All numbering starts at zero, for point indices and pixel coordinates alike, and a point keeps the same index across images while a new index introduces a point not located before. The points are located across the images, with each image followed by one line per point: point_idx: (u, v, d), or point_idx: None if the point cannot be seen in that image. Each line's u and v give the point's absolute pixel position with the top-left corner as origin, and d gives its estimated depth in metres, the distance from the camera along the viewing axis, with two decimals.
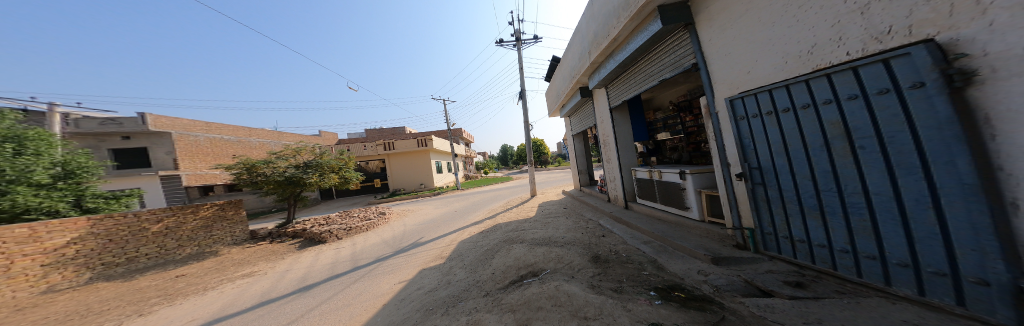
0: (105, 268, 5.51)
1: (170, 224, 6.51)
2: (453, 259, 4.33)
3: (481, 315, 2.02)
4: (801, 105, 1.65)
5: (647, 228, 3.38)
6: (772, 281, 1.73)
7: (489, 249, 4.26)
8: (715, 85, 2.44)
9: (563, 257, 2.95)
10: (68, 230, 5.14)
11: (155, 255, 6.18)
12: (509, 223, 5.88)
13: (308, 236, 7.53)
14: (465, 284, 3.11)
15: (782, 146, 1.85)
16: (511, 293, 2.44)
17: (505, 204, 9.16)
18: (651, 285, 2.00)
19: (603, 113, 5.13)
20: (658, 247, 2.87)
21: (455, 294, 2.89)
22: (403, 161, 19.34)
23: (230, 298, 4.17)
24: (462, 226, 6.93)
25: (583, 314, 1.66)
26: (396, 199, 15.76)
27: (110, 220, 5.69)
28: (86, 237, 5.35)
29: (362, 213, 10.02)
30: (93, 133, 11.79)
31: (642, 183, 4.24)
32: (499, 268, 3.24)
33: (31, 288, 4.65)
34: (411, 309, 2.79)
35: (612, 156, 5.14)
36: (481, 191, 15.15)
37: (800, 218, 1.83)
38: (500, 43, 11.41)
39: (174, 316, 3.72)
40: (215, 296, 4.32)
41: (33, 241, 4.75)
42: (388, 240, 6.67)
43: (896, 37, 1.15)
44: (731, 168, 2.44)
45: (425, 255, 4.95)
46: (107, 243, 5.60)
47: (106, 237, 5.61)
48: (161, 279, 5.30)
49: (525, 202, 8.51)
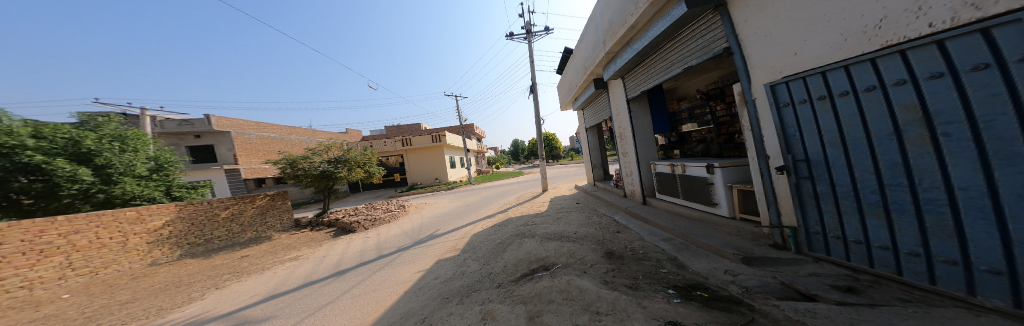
0: (191, 247, 6.28)
1: (235, 211, 7.13)
2: (466, 251, 4.41)
3: (493, 305, 2.05)
4: (864, 88, 1.48)
5: (668, 224, 3.28)
6: (818, 284, 1.62)
7: (501, 242, 4.30)
8: (752, 70, 2.28)
9: (575, 251, 2.96)
10: (163, 214, 5.98)
11: (225, 238, 6.85)
12: (521, 217, 5.90)
13: (339, 225, 7.96)
14: (478, 276, 3.15)
15: (838, 134, 1.70)
16: (521, 285, 2.50)
17: (518, 198, 9.21)
18: (670, 283, 1.94)
19: (619, 105, 4.94)
20: (676, 245, 2.78)
21: (469, 284, 2.95)
22: (420, 156, 19.83)
23: (281, 278, 4.49)
24: (475, 220, 7.03)
25: (595, 309, 1.65)
26: (413, 193, 16.26)
27: (191, 206, 6.43)
28: (173, 221, 6.10)
29: (384, 205, 10.44)
30: (171, 133, 13.06)
31: (663, 178, 4.10)
32: (510, 261, 3.27)
33: (141, 260, 5.53)
34: (429, 297, 2.88)
35: (628, 149, 4.97)
36: (493, 186, 15.33)
37: (857, 217, 1.69)
38: (510, 36, 11.24)
39: (241, 291, 4.06)
40: (269, 276, 4.64)
41: (140, 222, 5.62)
42: (407, 232, 6.89)
43: (998, 2, 0.98)
44: (770, 161, 2.31)
45: (441, 247, 5.10)
46: (191, 226, 6.35)
47: (189, 220, 6.36)
48: (230, 258, 5.82)
49: (536, 197, 8.50)
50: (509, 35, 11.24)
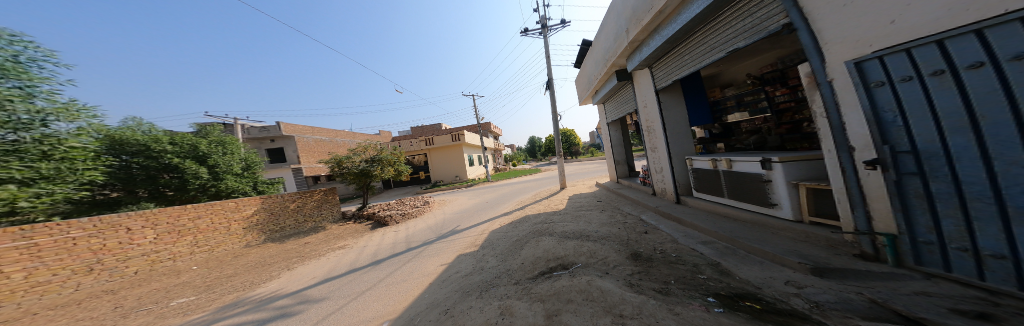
0: (272, 233, 7.57)
1: (300, 203, 8.31)
2: (488, 246, 4.48)
3: (512, 302, 2.05)
4: (1011, 57, 1.02)
5: (710, 226, 3.04)
6: (930, 306, 1.20)
7: (519, 240, 4.28)
8: (824, 45, 1.83)
9: (599, 251, 2.83)
10: (251, 204, 7.31)
11: (294, 226, 8.06)
12: (539, 214, 5.84)
13: (376, 218, 8.47)
14: (497, 272, 3.16)
15: (966, 117, 1.20)
16: (541, 283, 2.43)
17: (535, 196, 9.16)
18: (711, 291, 1.79)
19: (647, 96, 4.68)
20: (718, 253, 2.48)
21: (488, 279, 2.96)
22: (442, 155, 20.37)
23: (331, 265, 4.93)
24: (494, 216, 7.09)
25: (617, 311, 1.57)
26: (437, 190, 16.78)
27: (270, 199, 7.77)
28: (259, 211, 7.45)
29: (412, 201, 10.91)
30: (254, 138, 14.99)
31: (703, 174, 3.84)
32: (528, 259, 3.23)
33: (238, 242, 6.90)
34: (451, 290, 2.93)
35: (658, 144, 4.69)
36: (512, 183, 15.38)
37: (998, 225, 1.17)
38: (525, 32, 11.19)
39: (304, 273, 4.69)
40: (322, 262, 5.18)
41: (236, 211, 6.98)
42: (432, 226, 7.14)
43: None
44: (857, 154, 1.78)
45: (461, 242, 5.17)
46: (270, 215, 7.64)
47: (269, 210, 7.66)
48: (295, 244, 6.74)
49: (556, 194, 8.37)
50: (524, 31, 11.19)
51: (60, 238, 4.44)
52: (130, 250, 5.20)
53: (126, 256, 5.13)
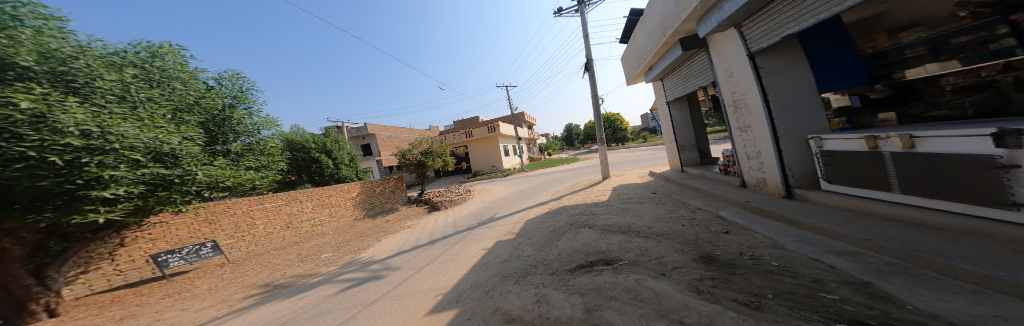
0: (368, 209, 10.73)
1: (383, 187, 11.48)
2: (522, 231, 4.75)
3: (549, 291, 2.08)
4: None
5: (851, 232, 1.99)
6: None
7: (556, 231, 4.12)
8: None
9: (660, 253, 2.45)
10: (354, 187, 10.45)
11: (379, 204, 11.21)
12: (577, 205, 5.60)
13: (432, 204, 10.27)
14: (533, 261, 3.09)
15: None
16: (582, 278, 2.23)
17: (572, 185, 8.95)
18: (836, 311, 1.18)
19: (733, 63, 3.85)
20: (835, 257, 1.79)
21: (524, 267, 2.94)
22: (479, 145, 21.05)
23: (402, 242, 6.43)
24: (530, 205, 7.13)
25: (676, 317, 1.35)
26: (476, 179, 17.62)
27: (366, 183, 10.81)
28: (359, 192, 10.52)
29: (456, 188, 12.00)
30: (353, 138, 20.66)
31: (837, 158, 2.67)
32: (565, 250, 3.09)
33: (350, 215, 10.06)
34: (491, 274, 3.05)
35: (753, 121, 3.76)
36: (549, 172, 15.25)
37: None
38: (559, 11, 10.33)
39: (383, 247, 6.24)
40: (398, 237, 6.94)
41: (348, 193, 10.08)
42: (473, 213, 7.60)
43: None
44: None
45: (499, 230, 5.21)
46: (366, 196, 10.75)
47: (365, 193, 10.76)
48: (371, 226, 8.78)
49: (596, 184, 7.94)
50: (557, 10, 10.33)
51: (275, 204, 8.01)
52: (302, 215, 8.66)
53: (301, 218, 8.63)
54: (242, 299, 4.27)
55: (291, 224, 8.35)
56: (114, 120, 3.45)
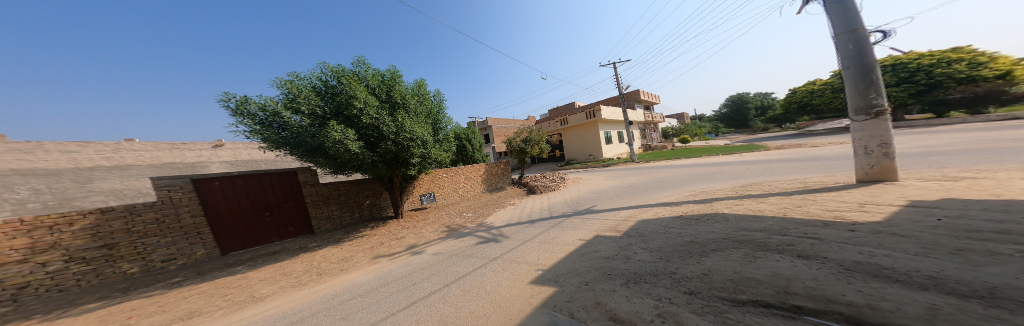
0: (488, 185, 17.12)
1: (497, 169, 17.78)
2: (644, 233, 4.43)
3: (675, 311, 1.99)
4: None
5: None
6: None
7: (689, 243, 3.57)
8: None
9: (899, 310, 1.48)
10: (481, 167, 16.92)
11: (494, 182, 17.56)
12: (713, 218, 4.61)
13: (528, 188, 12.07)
14: (651, 269, 2.95)
15: None
16: (755, 319, 1.69)
17: (698, 190, 7.32)
18: None
19: None
20: None
21: (642, 273, 2.90)
22: (576, 133, 20.91)
23: (510, 216, 8.17)
24: (627, 203, 6.88)
25: None
26: (573, 167, 18.12)
27: (487, 166, 17.32)
28: (483, 171, 16.92)
29: (550, 175, 13.09)
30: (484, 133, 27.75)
31: None
32: (704, 271, 2.62)
33: (479, 186, 16.45)
34: (592, 267, 3.36)
35: None
36: (661, 166, 13.37)
37: None
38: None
39: (497, 219, 8.18)
40: (508, 212, 8.86)
41: (478, 172, 16.56)
42: (567, 202, 8.29)
43: None
44: None
45: (588, 224, 5.54)
46: (488, 176, 17.20)
47: (488, 173, 17.25)
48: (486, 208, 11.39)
49: (726, 194, 6.38)
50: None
51: (448, 175, 14.69)
52: (459, 183, 15.22)
53: (458, 185, 15.16)
54: (420, 238, 7.04)
55: (457, 188, 15.05)
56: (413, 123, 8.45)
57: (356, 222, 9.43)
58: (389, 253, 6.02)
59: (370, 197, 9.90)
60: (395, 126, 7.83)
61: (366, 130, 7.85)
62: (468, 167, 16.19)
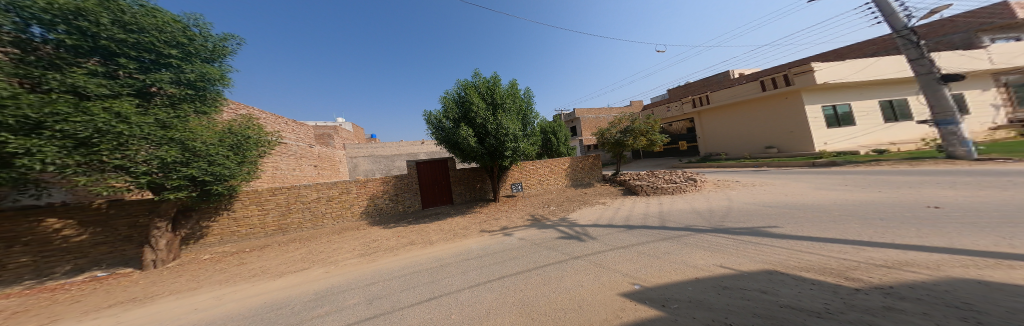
0: (576, 180, 17.20)
1: (588, 162, 17.59)
2: (942, 296, 2.00)
3: None
4: None
5: None
6: None
7: (1014, 303, 1.78)
8: None
9: None
10: (567, 160, 17.09)
11: (585, 176, 17.48)
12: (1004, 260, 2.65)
13: (632, 187, 13.09)
14: (874, 319, 1.75)
15: None
16: None
17: (919, 214, 4.90)
18: None
19: None
20: None
21: (850, 319, 1.77)
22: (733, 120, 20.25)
23: (604, 220, 8.31)
24: (768, 226, 5.48)
25: None
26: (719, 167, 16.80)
27: (573, 159, 17.28)
28: (571, 164, 17.09)
29: (672, 175, 12.93)
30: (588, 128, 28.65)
31: None
32: None
33: (565, 181, 16.84)
34: (722, 298, 2.55)
35: None
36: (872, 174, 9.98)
37: None
38: None
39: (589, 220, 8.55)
40: (602, 216, 8.93)
41: (562, 165, 16.77)
42: (683, 214, 7.62)
43: None
44: None
45: (698, 244, 4.81)
46: (576, 171, 17.22)
47: (575, 166, 17.23)
48: (576, 204, 11.76)
49: (1001, 223, 3.92)
50: None
51: (538, 167, 15.82)
52: (547, 177, 16.09)
53: (545, 179, 16.01)
54: (516, 231, 8.43)
55: (542, 181, 15.85)
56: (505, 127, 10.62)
57: (473, 199, 14.00)
58: (491, 239, 7.63)
59: (480, 181, 14.18)
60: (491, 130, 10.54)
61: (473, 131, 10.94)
62: (553, 160, 16.75)
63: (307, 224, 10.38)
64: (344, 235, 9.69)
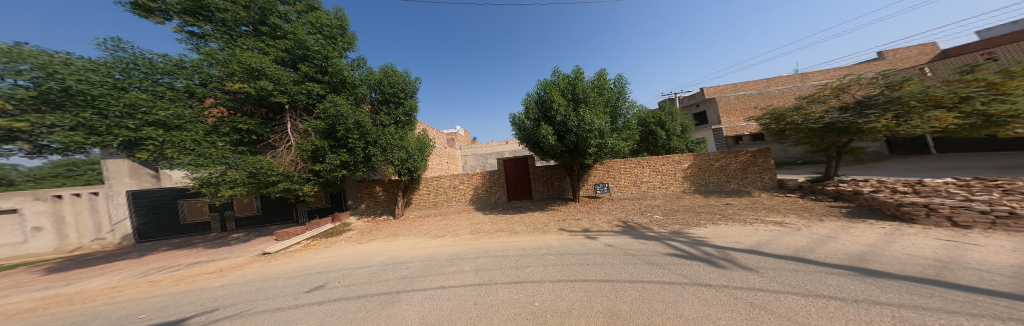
0: (701, 185, 13.19)
1: (726, 163, 13.04)
2: None
3: None
4: None
5: None
6: None
7: None
8: None
9: None
10: (688, 157, 13.43)
11: (718, 183, 13.08)
12: None
13: (890, 206, 7.50)
14: None
15: None
16: None
17: None
18: None
19: None
20: None
21: None
22: None
23: (752, 246, 5.86)
24: None
25: None
26: None
27: (698, 157, 13.35)
28: (693, 164, 13.33)
29: None
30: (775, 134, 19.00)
31: None
32: None
33: (682, 186, 13.35)
34: None
35: None
36: None
37: None
38: None
39: (726, 242, 6.31)
40: (755, 240, 6.30)
41: (676, 165, 13.39)
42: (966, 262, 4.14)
43: None
44: None
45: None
46: (700, 172, 13.23)
47: (699, 166, 13.26)
48: (713, 217, 8.92)
49: None
50: None
51: (637, 164, 13.61)
52: (646, 178, 13.56)
53: (643, 180, 13.56)
54: (612, 237, 7.66)
55: (638, 182, 13.53)
56: (587, 120, 10.82)
57: (551, 196, 14.50)
58: (582, 242, 7.34)
59: (558, 179, 14.39)
60: (575, 123, 11.06)
61: (558, 126, 11.77)
62: (660, 157, 13.74)
63: (443, 203, 14.82)
64: (467, 214, 13.06)
